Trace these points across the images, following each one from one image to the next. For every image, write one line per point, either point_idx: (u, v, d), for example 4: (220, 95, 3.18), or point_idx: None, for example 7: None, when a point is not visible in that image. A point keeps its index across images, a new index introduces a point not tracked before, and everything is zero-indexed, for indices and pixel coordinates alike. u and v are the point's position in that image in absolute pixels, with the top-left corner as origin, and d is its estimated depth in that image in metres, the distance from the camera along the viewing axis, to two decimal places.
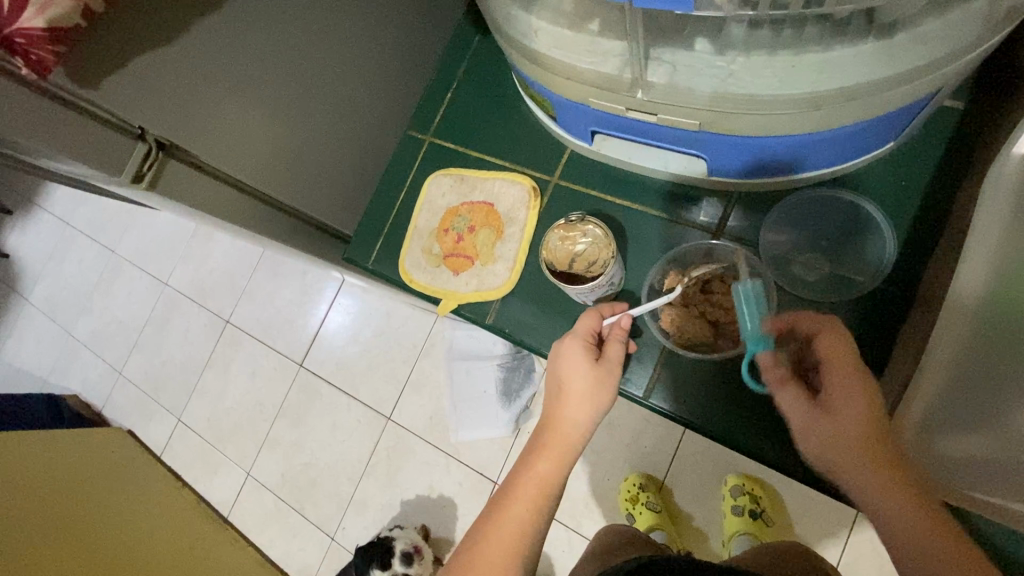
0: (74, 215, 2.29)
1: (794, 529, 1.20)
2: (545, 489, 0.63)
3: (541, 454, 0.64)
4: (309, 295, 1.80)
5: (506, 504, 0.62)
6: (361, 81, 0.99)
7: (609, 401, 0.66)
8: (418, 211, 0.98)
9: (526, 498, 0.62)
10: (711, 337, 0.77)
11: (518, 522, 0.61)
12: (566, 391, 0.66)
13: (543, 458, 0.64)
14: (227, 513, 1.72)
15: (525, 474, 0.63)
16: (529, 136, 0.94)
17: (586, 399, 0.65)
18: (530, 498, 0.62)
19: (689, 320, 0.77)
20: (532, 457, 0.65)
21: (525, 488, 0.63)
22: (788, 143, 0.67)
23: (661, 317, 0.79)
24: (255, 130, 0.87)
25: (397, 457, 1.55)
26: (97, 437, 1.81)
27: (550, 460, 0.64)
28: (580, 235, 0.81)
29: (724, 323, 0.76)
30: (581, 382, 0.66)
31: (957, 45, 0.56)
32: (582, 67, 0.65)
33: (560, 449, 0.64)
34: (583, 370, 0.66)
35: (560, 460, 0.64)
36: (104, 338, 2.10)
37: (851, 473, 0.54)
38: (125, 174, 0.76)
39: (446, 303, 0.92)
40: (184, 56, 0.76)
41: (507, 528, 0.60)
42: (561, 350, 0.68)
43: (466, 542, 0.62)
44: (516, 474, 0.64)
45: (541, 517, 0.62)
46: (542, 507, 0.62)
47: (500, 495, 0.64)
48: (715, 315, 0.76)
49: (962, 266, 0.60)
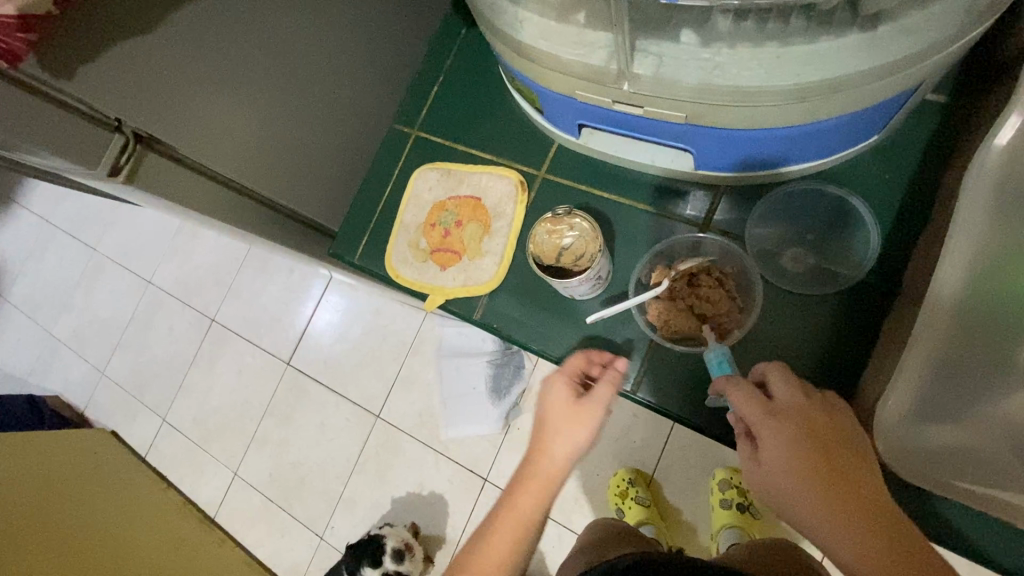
0: (54, 213, 2.25)
1: (780, 521, 1.21)
2: (524, 524, 0.65)
3: (521, 490, 0.66)
4: (296, 292, 1.78)
5: (488, 540, 0.65)
6: (346, 75, 0.98)
7: (591, 438, 0.66)
8: (405, 205, 0.97)
9: (505, 535, 0.64)
10: (696, 330, 0.77)
11: (499, 555, 0.64)
12: (548, 427, 0.67)
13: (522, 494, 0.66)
14: (214, 513, 1.70)
15: (507, 510, 0.66)
16: (517, 129, 0.93)
17: (566, 436, 0.65)
18: (510, 531, 0.65)
19: (677, 313, 0.76)
20: (514, 493, 0.66)
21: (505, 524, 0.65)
22: (772, 137, 0.67)
23: (649, 309, 0.78)
24: (236, 122, 0.86)
25: (386, 455, 1.54)
26: (80, 437, 1.78)
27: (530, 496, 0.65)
28: (567, 228, 0.81)
29: (710, 316, 0.76)
30: (559, 419, 0.66)
31: (940, 37, 0.56)
32: (568, 58, 0.65)
33: (539, 487, 0.65)
34: (563, 406, 0.66)
35: (540, 497, 0.65)
36: (86, 337, 2.06)
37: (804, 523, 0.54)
38: (102, 166, 0.74)
39: (434, 298, 0.92)
40: (163, 46, 0.74)
41: (490, 563, 0.63)
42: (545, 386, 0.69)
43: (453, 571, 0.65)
44: (499, 510, 0.66)
45: (520, 549, 0.64)
46: (522, 540, 0.65)
47: (485, 528, 0.66)
48: (702, 309, 0.76)
49: (940, 274, 0.59)
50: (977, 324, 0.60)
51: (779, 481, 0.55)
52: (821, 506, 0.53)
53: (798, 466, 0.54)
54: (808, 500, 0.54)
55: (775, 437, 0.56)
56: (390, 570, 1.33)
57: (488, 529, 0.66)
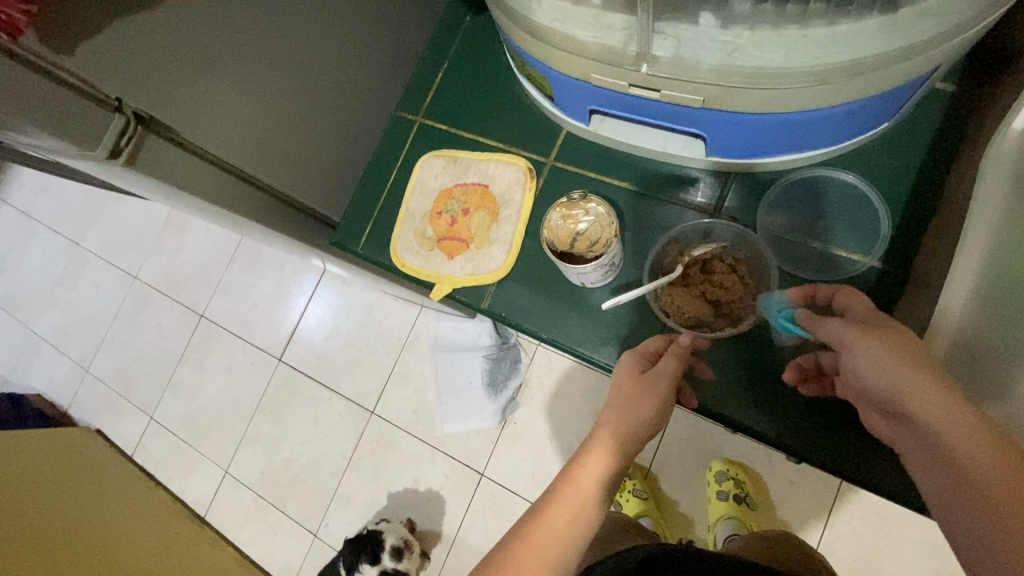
0: (36, 206, 2.18)
1: (777, 512, 1.22)
2: (584, 500, 0.62)
3: (580, 466, 0.64)
4: (288, 287, 1.75)
5: (545, 514, 0.62)
6: (349, 62, 0.96)
7: (656, 413, 0.65)
8: (409, 194, 0.95)
9: (564, 509, 0.61)
10: (710, 316, 0.76)
11: (556, 531, 0.61)
12: (614, 401, 0.67)
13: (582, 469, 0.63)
14: (204, 512, 1.67)
15: (567, 484, 0.63)
16: (524, 117, 0.92)
17: (629, 408, 0.65)
18: (569, 507, 0.62)
19: (692, 299, 0.75)
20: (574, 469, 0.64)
21: (566, 498, 0.62)
22: (788, 121, 0.67)
23: (661, 296, 0.77)
24: (236, 108, 0.83)
25: (381, 451, 1.52)
26: (64, 436, 1.73)
27: (591, 467, 0.63)
28: (583, 213, 0.80)
29: (723, 301, 0.76)
30: (623, 392, 0.66)
31: (958, 21, 0.57)
32: (585, 40, 0.64)
33: (600, 460, 0.63)
34: (627, 379, 0.67)
35: (602, 473, 0.63)
36: (69, 334, 2.01)
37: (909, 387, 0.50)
38: (102, 148, 0.71)
39: (440, 287, 0.91)
40: (164, 26, 0.72)
41: (542, 539, 0.60)
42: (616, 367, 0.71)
43: (501, 545, 0.62)
44: (556, 486, 0.64)
45: (580, 526, 0.61)
46: (582, 518, 0.62)
47: (542, 502, 0.64)
48: (715, 294, 0.76)
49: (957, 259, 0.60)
50: None
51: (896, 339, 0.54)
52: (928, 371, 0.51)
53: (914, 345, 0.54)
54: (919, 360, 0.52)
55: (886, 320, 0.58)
56: (388, 567, 1.31)
57: (544, 504, 0.63)
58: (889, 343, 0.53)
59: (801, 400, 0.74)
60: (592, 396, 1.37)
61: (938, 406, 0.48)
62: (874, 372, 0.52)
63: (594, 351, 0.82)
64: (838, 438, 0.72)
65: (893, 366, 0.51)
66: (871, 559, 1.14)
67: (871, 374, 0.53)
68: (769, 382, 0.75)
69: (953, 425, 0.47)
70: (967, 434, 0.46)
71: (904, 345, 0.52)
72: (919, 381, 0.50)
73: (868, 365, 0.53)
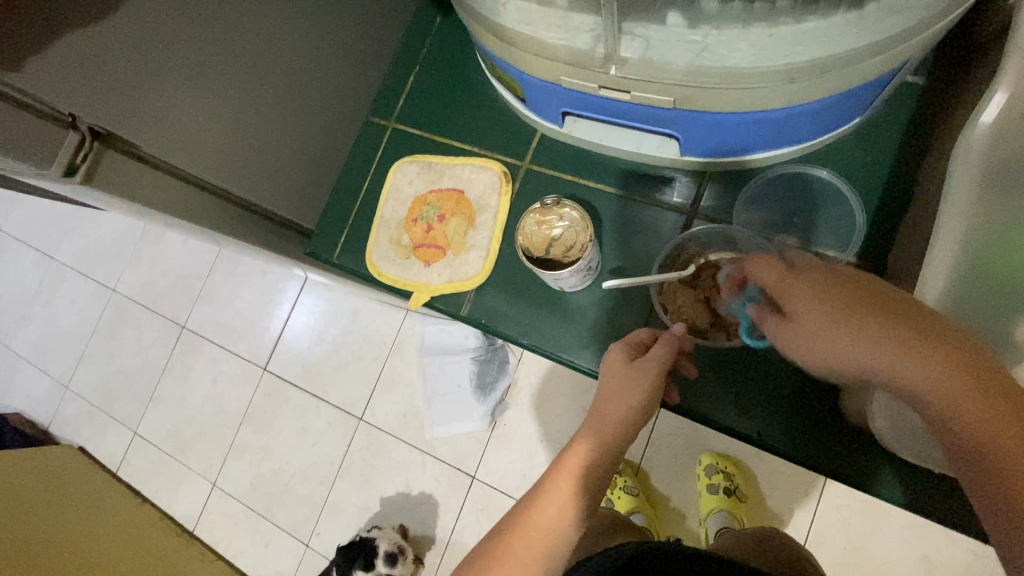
0: (8, 220, 2.13)
1: (767, 503, 1.22)
2: (574, 486, 0.61)
3: (572, 454, 0.63)
4: (270, 295, 1.72)
5: (536, 501, 0.61)
6: (318, 65, 0.93)
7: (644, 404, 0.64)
8: (384, 200, 0.93)
9: (557, 503, 0.60)
10: (707, 324, 0.75)
11: (546, 521, 0.59)
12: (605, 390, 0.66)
13: (571, 460, 0.62)
14: (193, 527, 1.63)
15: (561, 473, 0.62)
16: (498, 120, 0.91)
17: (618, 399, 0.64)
18: (559, 494, 0.61)
19: (694, 302, 0.75)
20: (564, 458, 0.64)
21: (556, 486, 0.61)
22: (760, 120, 0.66)
23: (666, 289, 0.77)
24: (200, 118, 0.81)
25: (370, 457, 1.51)
26: (46, 455, 1.70)
27: (580, 452, 0.63)
28: (557, 219, 0.80)
29: (726, 314, 0.74)
30: (612, 380, 0.66)
31: (925, 15, 0.56)
32: (552, 42, 0.63)
33: (588, 443, 0.63)
34: (617, 366, 0.66)
35: (592, 459, 0.63)
36: (48, 351, 1.96)
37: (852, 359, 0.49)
38: (57, 165, 0.69)
39: (419, 296, 0.89)
40: (117, 37, 0.70)
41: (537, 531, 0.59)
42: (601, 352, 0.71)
43: (491, 535, 0.61)
44: (548, 472, 0.63)
45: (568, 517, 0.60)
46: (571, 506, 0.60)
47: (533, 489, 0.63)
48: (719, 304, 0.74)
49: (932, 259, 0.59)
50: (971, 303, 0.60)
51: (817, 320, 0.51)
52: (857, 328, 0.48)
53: (832, 306, 0.51)
54: (843, 320, 0.49)
55: (800, 287, 0.54)
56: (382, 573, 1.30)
57: (536, 491, 0.62)
58: (816, 305, 0.52)
59: (781, 396, 0.74)
60: (579, 395, 1.37)
61: (891, 364, 0.46)
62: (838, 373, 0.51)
63: (576, 356, 0.81)
64: (818, 434, 0.73)
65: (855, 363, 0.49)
66: (860, 546, 1.15)
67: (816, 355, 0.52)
68: (748, 381, 0.75)
69: (910, 379, 0.45)
70: (938, 394, 0.43)
71: (836, 296, 0.51)
72: (880, 342, 0.47)
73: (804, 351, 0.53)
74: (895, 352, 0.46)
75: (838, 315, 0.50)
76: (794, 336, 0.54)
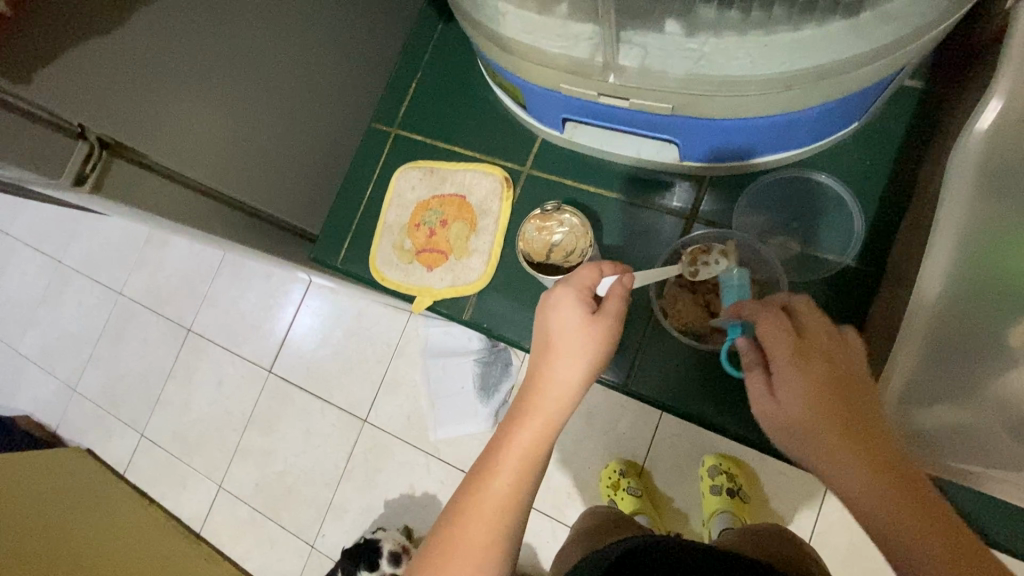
0: (15, 224, 2.15)
1: (770, 504, 1.22)
2: (533, 456, 0.56)
3: (522, 408, 0.57)
4: (275, 298, 1.74)
5: (489, 472, 0.55)
6: (321, 72, 0.95)
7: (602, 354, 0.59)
8: (387, 206, 0.94)
9: (518, 454, 0.56)
10: (708, 327, 0.76)
11: (500, 485, 0.54)
12: (563, 335, 0.59)
13: (524, 415, 0.57)
14: (199, 528, 1.65)
15: (521, 423, 0.57)
16: (499, 126, 0.92)
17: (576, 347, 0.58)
18: (516, 467, 0.55)
19: (694, 307, 0.75)
20: (519, 412, 0.58)
21: (509, 446, 0.56)
22: (757, 125, 0.67)
23: (665, 295, 0.77)
24: (207, 127, 0.83)
25: (374, 459, 1.52)
26: (53, 458, 1.71)
27: (541, 418, 0.57)
28: (557, 225, 0.80)
29: None
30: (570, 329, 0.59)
31: (921, 22, 0.57)
32: (552, 50, 0.64)
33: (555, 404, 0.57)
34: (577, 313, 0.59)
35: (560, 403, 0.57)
36: (55, 354, 1.98)
37: (821, 462, 0.50)
38: (67, 175, 0.72)
39: (421, 299, 0.90)
40: (125, 48, 0.71)
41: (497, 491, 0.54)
42: (557, 280, 0.63)
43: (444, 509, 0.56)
44: (501, 429, 0.58)
45: (524, 480, 0.55)
46: (524, 469, 0.55)
47: (483, 450, 0.58)
48: (719, 307, 0.74)
49: (927, 264, 0.60)
50: (966, 308, 0.60)
51: (796, 416, 0.51)
52: (827, 442, 0.50)
53: (810, 407, 0.51)
54: (817, 428, 0.50)
55: (793, 373, 0.52)
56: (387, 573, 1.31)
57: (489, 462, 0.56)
58: (802, 401, 0.51)
59: None
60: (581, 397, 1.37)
61: (851, 479, 0.48)
62: (816, 449, 0.50)
63: None
64: None
65: (822, 423, 0.50)
66: (862, 547, 1.15)
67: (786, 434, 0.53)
68: (747, 384, 0.75)
69: (864, 498, 0.47)
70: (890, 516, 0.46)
71: (820, 400, 0.51)
72: (840, 461, 0.49)
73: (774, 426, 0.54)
74: (854, 474, 0.48)
75: (819, 421, 0.50)
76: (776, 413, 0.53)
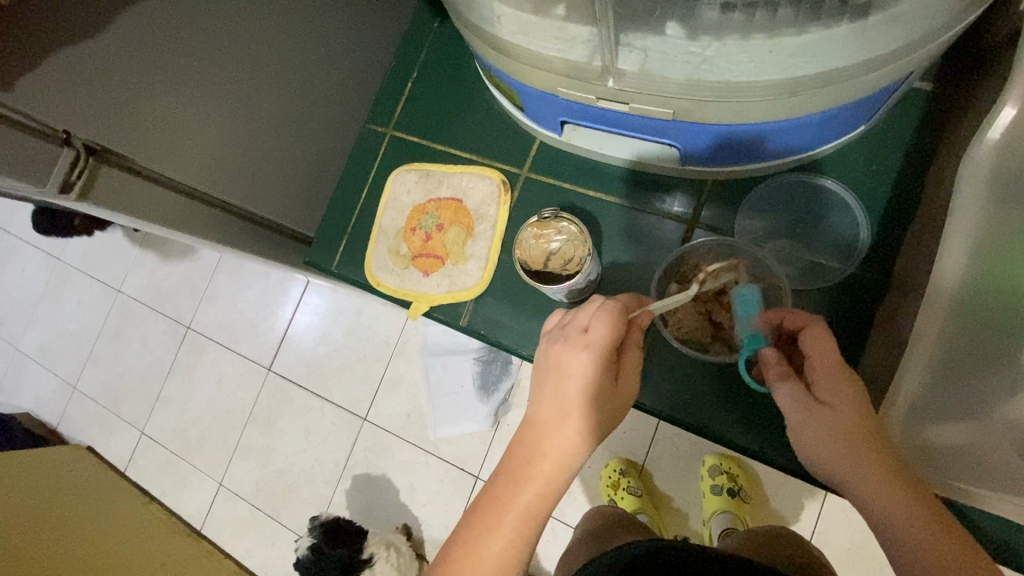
0: (13, 222, 2.13)
1: (771, 504, 1.21)
2: (530, 521, 0.53)
3: (525, 473, 0.54)
4: (274, 296, 1.72)
5: (481, 535, 0.53)
6: (315, 72, 0.93)
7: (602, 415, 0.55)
8: (382, 210, 0.93)
9: (514, 519, 0.53)
10: (707, 337, 0.74)
11: (498, 556, 0.52)
12: (563, 395, 0.54)
13: (522, 483, 0.54)
14: (201, 526, 1.64)
15: (516, 487, 0.54)
16: (496, 127, 0.90)
17: (576, 421, 0.54)
18: (511, 532, 0.53)
19: (694, 316, 0.73)
20: (514, 476, 0.55)
21: (508, 511, 0.53)
22: (762, 130, 0.65)
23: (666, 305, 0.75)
24: (198, 130, 0.81)
25: (374, 458, 1.51)
26: (54, 456, 1.71)
27: (541, 484, 0.54)
28: (555, 233, 0.78)
29: (727, 327, 0.73)
30: (573, 391, 0.54)
31: (932, 25, 0.55)
32: (548, 54, 0.62)
33: (553, 473, 0.54)
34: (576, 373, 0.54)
35: (560, 466, 0.54)
36: (56, 352, 1.97)
37: (855, 469, 0.50)
38: (51, 183, 0.69)
39: (417, 305, 0.88)
40: (110, 51, 0.69)
41: (489, 561, 0.52)
42: (554, 332, 0.57)
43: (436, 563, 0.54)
44: (496, 490, 0.55)
45: (525, 549, 0.53)
46: (526, 536, 0.53)
47: (477, 513, 0.54)
48: (720, 317, 0.73)
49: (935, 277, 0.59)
50: (973, 318, 0.59)
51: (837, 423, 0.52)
52: (867, 450, 0.51)
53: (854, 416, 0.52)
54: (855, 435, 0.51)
55: (835, 386, 0.53)
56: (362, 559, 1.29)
57: (483, 525, 0.53)
58: (847, 411, 0.52)
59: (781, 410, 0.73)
60: None
61: (884, 486, 0.49)
62: (853, 457, 0.51)
63: None
64: None
65: (861, 434, 0.51)
66: (864, 548, 1.14)
67: (818, 441, 0.53)
68: (749, 394, 0.74)
69: (897, 504, 0.49)
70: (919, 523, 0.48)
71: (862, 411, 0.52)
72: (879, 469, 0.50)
73: (807, 433, 0.53)
74: (889, 482, 0.49)
75: (865, 430, 0.51)
76: (814, 421, 0.53)
